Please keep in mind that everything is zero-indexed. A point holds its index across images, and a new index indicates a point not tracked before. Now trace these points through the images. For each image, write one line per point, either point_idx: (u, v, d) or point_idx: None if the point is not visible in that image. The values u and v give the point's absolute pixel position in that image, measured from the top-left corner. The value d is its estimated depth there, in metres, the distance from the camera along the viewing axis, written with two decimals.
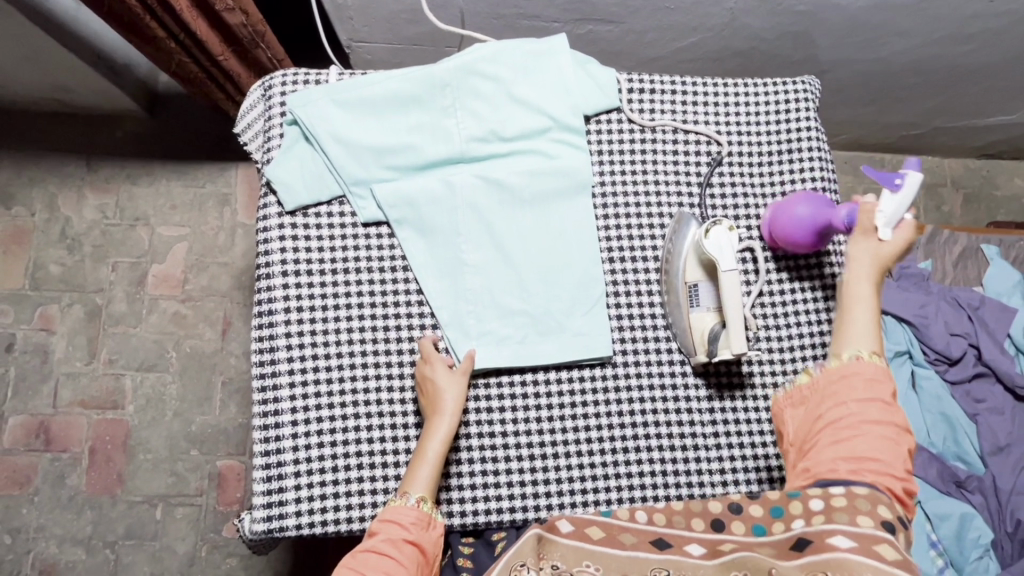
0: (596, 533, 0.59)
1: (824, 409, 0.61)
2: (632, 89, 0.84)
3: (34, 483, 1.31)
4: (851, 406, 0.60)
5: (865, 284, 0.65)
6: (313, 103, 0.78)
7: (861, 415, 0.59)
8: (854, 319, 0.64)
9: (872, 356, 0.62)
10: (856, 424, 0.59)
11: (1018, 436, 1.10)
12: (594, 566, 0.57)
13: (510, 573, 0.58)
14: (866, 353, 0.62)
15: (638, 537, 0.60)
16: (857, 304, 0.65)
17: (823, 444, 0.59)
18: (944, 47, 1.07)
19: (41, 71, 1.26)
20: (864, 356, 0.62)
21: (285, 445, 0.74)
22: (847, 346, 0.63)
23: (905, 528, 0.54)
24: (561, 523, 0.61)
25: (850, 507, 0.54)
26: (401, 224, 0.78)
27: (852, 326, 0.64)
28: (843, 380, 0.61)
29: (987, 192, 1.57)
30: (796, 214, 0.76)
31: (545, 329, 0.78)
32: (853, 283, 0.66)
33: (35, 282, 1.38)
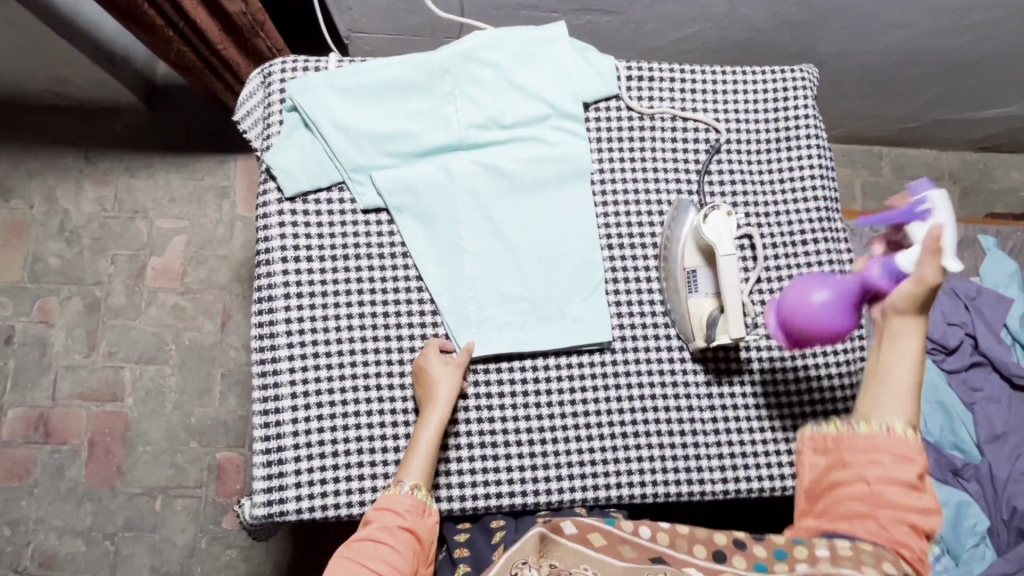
0: (598, 539, 0.61)
1: (844, 471, 0.59)
2: (631, 76, 0.84)
3: (34, 475, 1.31)
4: (875, 468, 0.57)
5: (912, 343, 0.60)
6: (313, 89, 0.78)
7: (886, 490, 0.56)
8: (891, 383, 0.60)
9: (905, 429, 0.58)
10: (874, 483, 0.57)
11: (1015, 424, 1.10)
12: (591, 569, 0.58)
13: (512, 571, 0.60)
14: (898, 425, 0.58)
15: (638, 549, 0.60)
16: (900, 364, 0.60)
17: (836, 511, 0.58)
18: (942, 38, 1.08)
19: (40, 63, 1.26)
20: (894, 429, 0.58)
21: (286, 429, 0.74)
22: (879, 410, 0.60)
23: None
24: (566, 525, 0.63)
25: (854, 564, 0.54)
26: (401, 210, 0.78)
27: (890, 391, 0.60)
28: (869, 453, 0.58)
29: (985, 185, 1.57)
30: (813, 300, 0.68)
31: (545, 315, 0.78)
32: (899, 342, 0.61)
33: (34, 275, 1.38)
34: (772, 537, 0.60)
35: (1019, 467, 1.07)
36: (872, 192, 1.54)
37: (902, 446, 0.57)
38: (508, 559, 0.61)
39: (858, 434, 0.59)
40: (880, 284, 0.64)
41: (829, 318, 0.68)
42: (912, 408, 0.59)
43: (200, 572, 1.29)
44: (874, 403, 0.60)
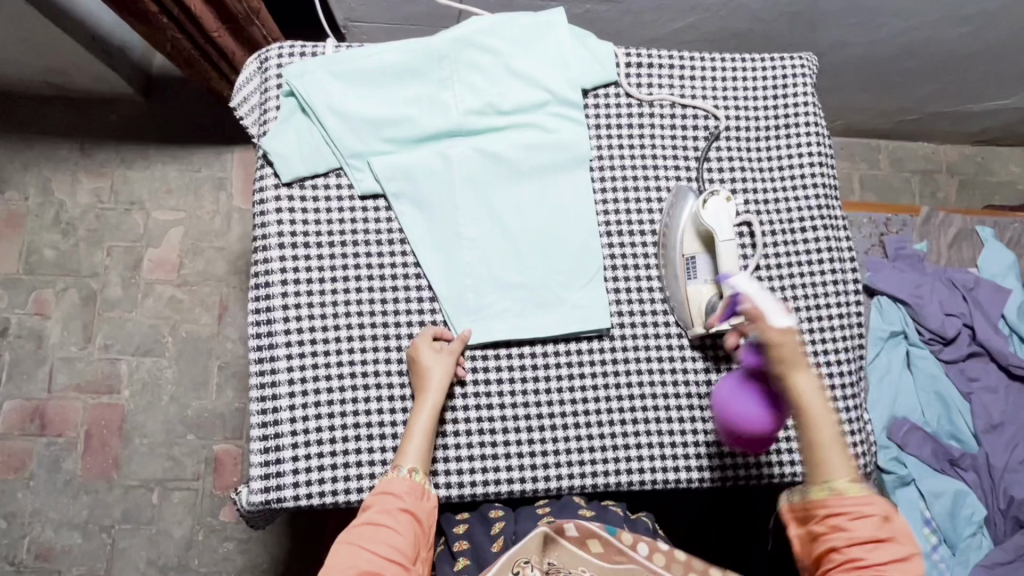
0: (596, 547, 0.69)
1: (821, 536, 0.60)
2: (630, 62, 0.84)
3: (30, 467, 1.31)
4: (849, 526, 0.59)
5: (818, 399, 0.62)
6: (310, 74, 0.78)
7: (859, 550, 0.58)
8: (826, 444, 0.62)
9: (850, 485, 0.60)
10: (849, 542, 0.59)
11: (1011, 415, 1.10)
12: (587, 571, 0.66)
13: (515, 567, 0.65)
14: (845, 484, 0.60)
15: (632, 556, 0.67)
16: (821, 423, 0.62)
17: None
18: (942, 29, 1.07)
19: (34, 53, 1.25)
20: (841, 491, 0.60)
21: (283, 415, 0.74)
22: (826, 475, 0.61)
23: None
24: (567, 527, 0.70)
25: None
26: (399, 196, 0.78)
27: (825, 454, 0.61)
28: (833, 520, 0.60)
29: (982, 178, 1.57)
30: (739, 411, 0.67)
31: (544, 302, 0.78)
32: (804, 404, 0.62)
33: (29, 266, 1.37)
34: None
35: (1014, 456, 1.08)
36: (870, 185, 1.54)
37: (860, 504, 0.59)
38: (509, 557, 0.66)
39: (814, 503, 0.61)
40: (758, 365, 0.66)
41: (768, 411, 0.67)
42: (849, 463, 0.61)
43: (197, 565, 1.28)
44: (816, 470, 0.62)
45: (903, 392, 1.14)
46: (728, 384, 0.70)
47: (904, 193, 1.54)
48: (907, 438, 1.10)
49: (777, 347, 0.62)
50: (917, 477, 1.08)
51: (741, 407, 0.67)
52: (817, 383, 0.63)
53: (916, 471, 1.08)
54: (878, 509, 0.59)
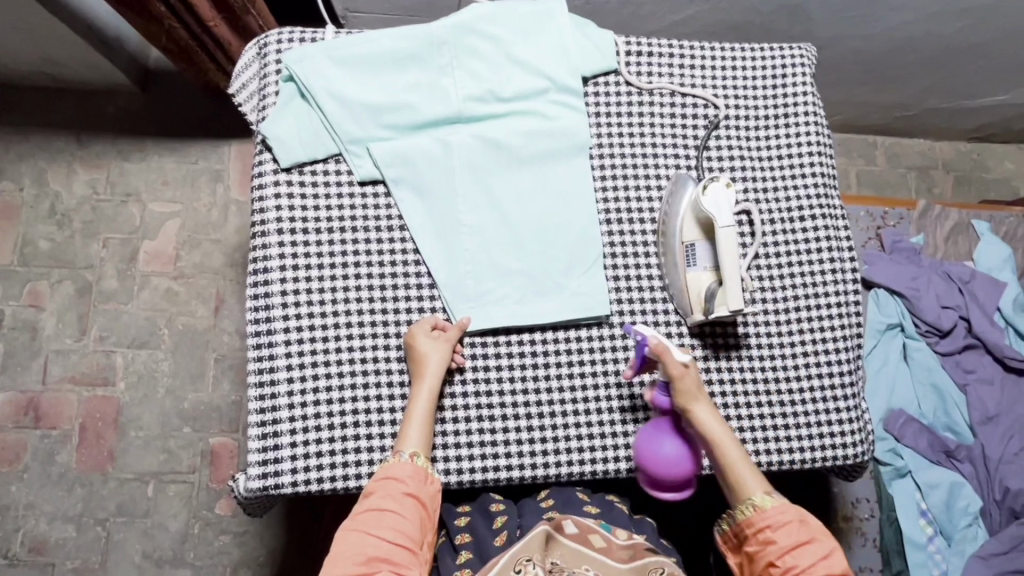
0: (597, 542, 0.69)
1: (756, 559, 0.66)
2: (630, 51, 0.84)
3: (24, 460, 1.30)
4: (774, 542, 0.65)
5: (718, 425, 0.70)
6: (310, 59, 0.78)
7: (789, 560, 0.64)
8: (736, 465, 0.69)
9: (764, 499, 0.67)
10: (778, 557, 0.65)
11: (1007, 407, 1.11)
12: (591, 569, 0.66)
13: (516, 565, 0.65)
14: (759, 498, 0.67)
15: (632, 549, 0.69)
16: (726, 446, 0.69)
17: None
18: (940, 23, 1.08)
19: (31, 42, 1.25)
20: (760, 506, 0.67)
21: (281, 402, 0.74)
22: (742, 495, 0.68)
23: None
24: (566, 525, 0.70)
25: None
26: (398, 182, 0.77)
27: (739, 476, 0.69)
28: (763, 535, 0.66)
29: (978, 174, 1.58)
30: (665, 450, 0.71)
31: (544, 289, 0.78)
32: (707, 433, 0.70)
33: (24, 258, 1.36)
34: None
35: (1010, 447, 1.08)
36: (867, 181, 1.55)
37: (778, 514, 0.66)
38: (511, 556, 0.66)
39: (743, 526, 0.67)
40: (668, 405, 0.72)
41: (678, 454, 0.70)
42: (759, 477, 0.69)
43: (193, 558, 1.28)
44: (735, 492, 0.69)
45: (900, 385, 1.14)
46: (648, 428, 0.74)
47: (901, 188, 1.55)
48: (903, 430, 1.10)
49: (678, 383, 0.70)
50: (913, 469, 1.09)
51: (656, 450, 0.71)
52: (715, 410, 0.71)
53: (913, 463, 1.09)
54: (794, 514, 0.66)
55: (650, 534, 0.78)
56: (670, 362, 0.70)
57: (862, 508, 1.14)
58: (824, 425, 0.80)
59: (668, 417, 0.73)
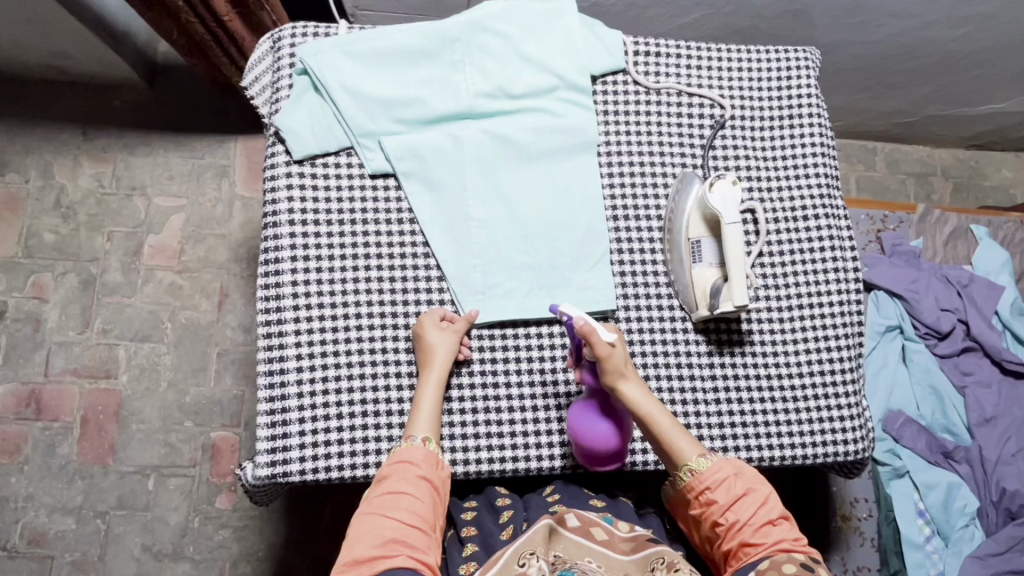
0: (599, 535, 0.70)
1: (704, 522, 0.67)
2: (638, 52, 0.85)
3: (24, 451, 1.30)
4: (716, 501, 0.66)
5: (645, 398, 0.70)
6: (324, 53, 0.79)
7: (731, 517, 0.65)
8: (667, 433, 0.70)
9: (700, 462, 0.68)
10: (722, 515, 0.66)
11: (1004, 408, 1.12)
12: (594, 561, 0.67)
13: (520, 559, 0.65)
14: (694, 463, 0.68)
15: (634, 542, 0.70)
16: (657, 418, 0.70)
17: (730, 550, 0.65)
18: (938, 31, 1.10)
19: (40, 35, 1.25)
20: (697, 470, 0.68)
21: (290, 391, 0.74)
22: (679, 463, 0.69)
23: (816, 564, 0.60)
24: (569, 518, 0.71)
25: (773, 568, 0.60)
26: (408, 176, 0.79)
27: (674, 444, 0.70)
28: (704, 496, 0.67)
29: (976, 181, 1.60)
30: (596, 427, 0.71)
31: (550, 285, 0.79)
32: (637, 407, 0.70)
33: (28, 250, 1.36)
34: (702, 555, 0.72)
35: (1007, 449, 1.09)
36: (866, 186, 1.56)
37: (713, 473, 0.67)
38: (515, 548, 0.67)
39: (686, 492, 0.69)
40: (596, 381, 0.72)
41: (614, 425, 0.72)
42: (693, 441, 0.70)
43: (192, 552, 1.28)
44: (673, 461, 0.70)
45: (899, 386, 1.16)
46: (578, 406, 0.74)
47: (900, 194, 1.57)
48: (901, 431, 1.11)
49: (605, 364, 0.69)
50: (912, 469, 1.09)
51: (592, 430, 0.72)
52: (642, 384, 0.72)
53: (911, 464, 1.10)
54: (728, 470, 0.67)
55: (657, 528, 0.79)
56: (595, 340, 0.69)
57: (860, 508, 1.15)
58: (825, 421, 0.81)
59: (597, 394, 0.73)
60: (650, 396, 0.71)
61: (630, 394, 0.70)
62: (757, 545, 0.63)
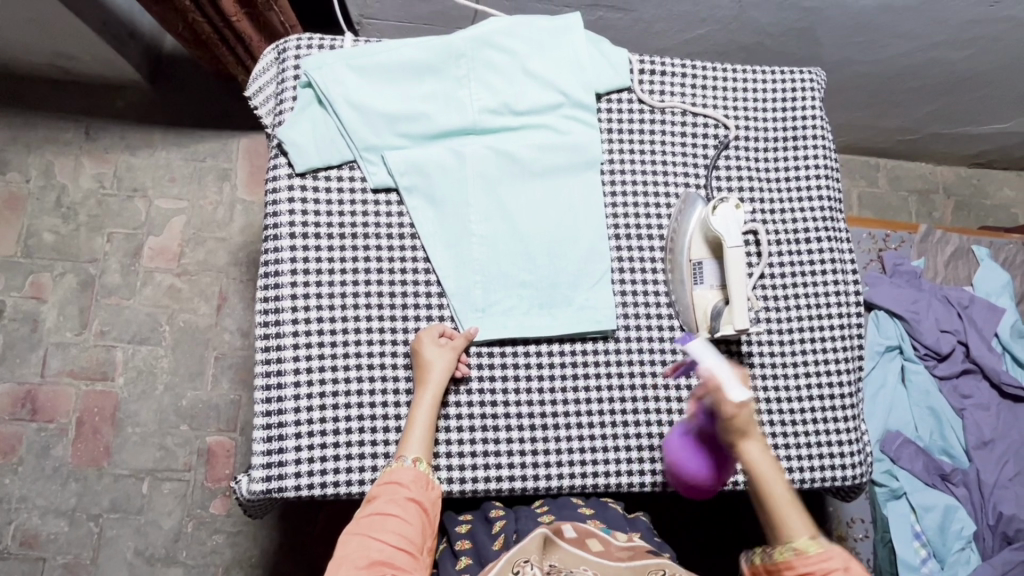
0: (595, 545, 0.69)
1: None
2: (643, 70, 0.85)
3: (19, 452, 1.29)
4: None
5: (764, 458, 0.60)
6: (328, 67, 0.78)
7: None
8: (780, 503, 0.59)
9: (811, 545, 0.57)
10: None
11: (1003, 431, 1.12)
12: (589, 569, 0.65)
13: (514, 567, 0.64)
14: (807, 546, 0.57)
15: (632, 550, 0.69)
16: (772, 482, 0.60)
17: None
18: (943, 51, 1.10)
19: (44, 35, 1.25)
20: (805, 553, 0.57)
21: (287, 405, 0.74)
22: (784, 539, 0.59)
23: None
24: (566, 529, 0.71)
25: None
26: (410, 191, 0.78)
27: (783, 518, 0.59)
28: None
29: (978, 200, 1.60)
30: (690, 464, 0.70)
31: (550, 302, 0.79)
32: (753, 468, 0.60)
33: (28, 250, 1.36)
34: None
35: (1004, 472, 1.09)
36: (868, 203, 1.56)
37: (823, 560, 0.56)
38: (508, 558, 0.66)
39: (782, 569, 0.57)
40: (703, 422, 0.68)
41: (712, 463, 0.69)
42: (808, 522, 0.59)
43: (185, 557, 1.27)
44: (775, 537, 0.59)
45: (898, 407, 1.15)
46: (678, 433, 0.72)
47: (901, 211, 1.57)
48: (899, 452, 1.11)
49: (730, 419, 0.61)
50: (909, 491, 1.09)
51: (688, 465, 0.70)
52: (765, 446, 0.61)
53: (909, 485, 1.09)
54: (840, 560, 0.57)
55: (645, 531, 0.79)
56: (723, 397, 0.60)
57: (856, 529, 1.14)
58: (824, 444, 0.81)
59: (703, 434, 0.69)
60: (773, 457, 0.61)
61: (749, 450, 0.61)
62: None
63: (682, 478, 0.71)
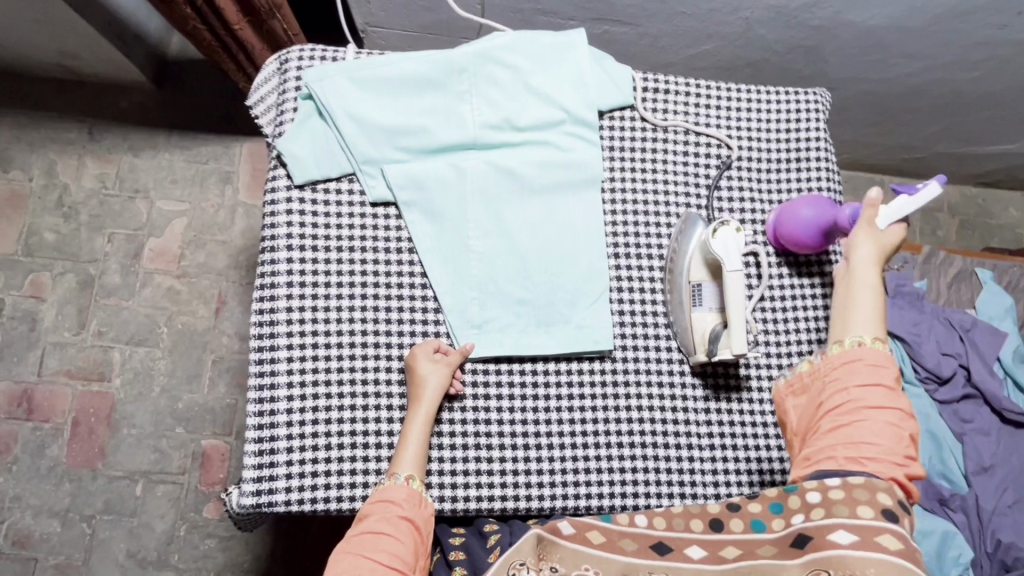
0: (596, 538, 0.64)
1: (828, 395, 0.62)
2: (647, 88, 0.85)
3: (13, 451, 1.29)
4: (854, 391, 0.61)
5: (864, 263, 0.67)
6: (330, 79, 0.78)
7: (862, 398, 0.60)
8: (856, 304, 0.65)
9: (875, 342, 0.63)
10: (857, 410, 0.60)
11: (1003, 457, 1.11)
12: (591, 568, 0.61)
13: (510, 570, 0.63)
14: (868, 340, 0.63)
15: (637, 545, 0.63)
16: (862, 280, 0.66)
17: (824, 430, 0.61)
18: (951, 72, 1.09)
19: (49, 35, 1.25)
20: (865, 343, 0.63)
21: (279, 419, 0.73)
22: (849, 332, 0.64)
23: (906, 512, 0.56)
24: (563, 526, 0.66)
25: (847, 504, 0.56)
26: (409, 206, 0.78)
27: (855, 306, 0.65)
28: (845, 366, 0.62)
29: (983, 220, 1.59)
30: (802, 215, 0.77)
31: (547, 320, 0.78)
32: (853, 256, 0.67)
33: (28, 248, 1.36)
34: (765, 493, 0.63)
35: (1004, 498, 1.08)
36: None
37: (872, 355, 0.62)
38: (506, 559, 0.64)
39: (835, 354, 0.63)
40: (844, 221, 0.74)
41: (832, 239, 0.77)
42: (879, 329, 0.64)
43: (177, 561, 1.27)
44: (843, 325, 0.65)
45: None
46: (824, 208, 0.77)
47: None
48: None
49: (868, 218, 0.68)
50: None
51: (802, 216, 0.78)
52: (877, 262, 0.67)
53: None
54: (889, 363, 0.62)
55: None
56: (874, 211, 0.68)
57: None
58: None
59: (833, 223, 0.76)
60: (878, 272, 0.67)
61: (859, 249, 0.67)
62: (861, 445, 0.59)
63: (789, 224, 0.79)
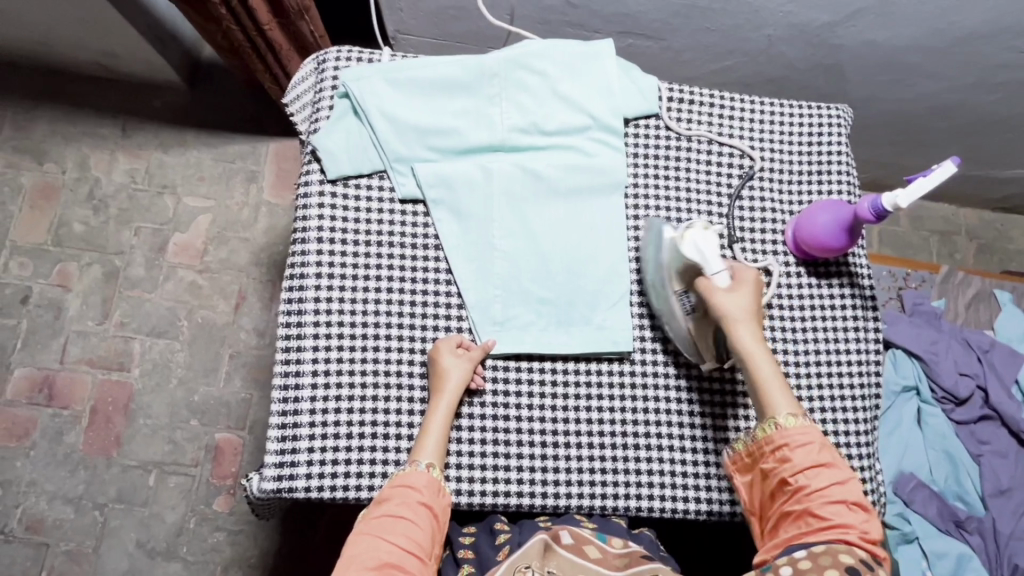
0: (592, 552, 0.67)
1: (774, 484, 0.66)
2: (672, 98, 0.87)
3: (32, 437, 1.31)
4: (796, 478, 0.65)
5: (749, 338, 0.70)
6: (367, 79, 0.81)
7: (804, 482, 0.64)
8: (766, 384, 0.69)
9: (789, 419, 0.67)
10: (804, 497, 0.64)
11: (1020, 482, 1.10)
12: None
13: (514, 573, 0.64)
14: (783, 419, 0.67)
15: (628, 558, 0.68)
16: (760, 362, 0.70)
17: (778, 521, 0.65)
18: (971, 95, 1.10)
19: (91, 35, 1.30)
20: (782, 425, 0.66)
21: (303, 406, 0.75)
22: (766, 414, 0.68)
23: (871, 569, 0.59)
24: (563, 535, 0.69)
25: (816, 571, 0.58)
26: (437, 204, 0.80)
27: (766, 387, 0.68)
28: (779, 453, 0.66)
29: (1002, 244, 1.58)
30: (820, 220, 0.80)
31: (567, 321, 0.79)
32: (742, 345, 0.70)
33: (58, 239, 1.40)
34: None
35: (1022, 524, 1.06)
36: (888, 241, 1.56)
37: (800, 434, 0.66)
38: (510, 563, 0.65)
39: (762, 443, 0.67)
40: (863, 212, 0.75)
41: (856, 239, 0.80)
42: (790, 398, 0.68)
43: (186, 553, 1.27)
44: (762, 409, 0.69)
45: (913, 449, 1.13)
46: (838, 210, 0.79)
47: (921, 251, 1.56)
48: (912, 495, 1.08)
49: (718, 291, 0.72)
50: (921, 536, 1.06)
51: (819, 220, 0.80)
52: (757, 329, 0.71)
53: (921, 530, 1.07)
54: (816, 437, 0.66)
55: (648, 544, 0.76)
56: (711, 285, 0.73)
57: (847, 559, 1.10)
58: None
59: (853, 220, 0.77)
60: (757, 335, 0.71)
61: (738, 327, 0.71)
62: (816, 529, 0.62)
63: (809, 231, 0.81)
